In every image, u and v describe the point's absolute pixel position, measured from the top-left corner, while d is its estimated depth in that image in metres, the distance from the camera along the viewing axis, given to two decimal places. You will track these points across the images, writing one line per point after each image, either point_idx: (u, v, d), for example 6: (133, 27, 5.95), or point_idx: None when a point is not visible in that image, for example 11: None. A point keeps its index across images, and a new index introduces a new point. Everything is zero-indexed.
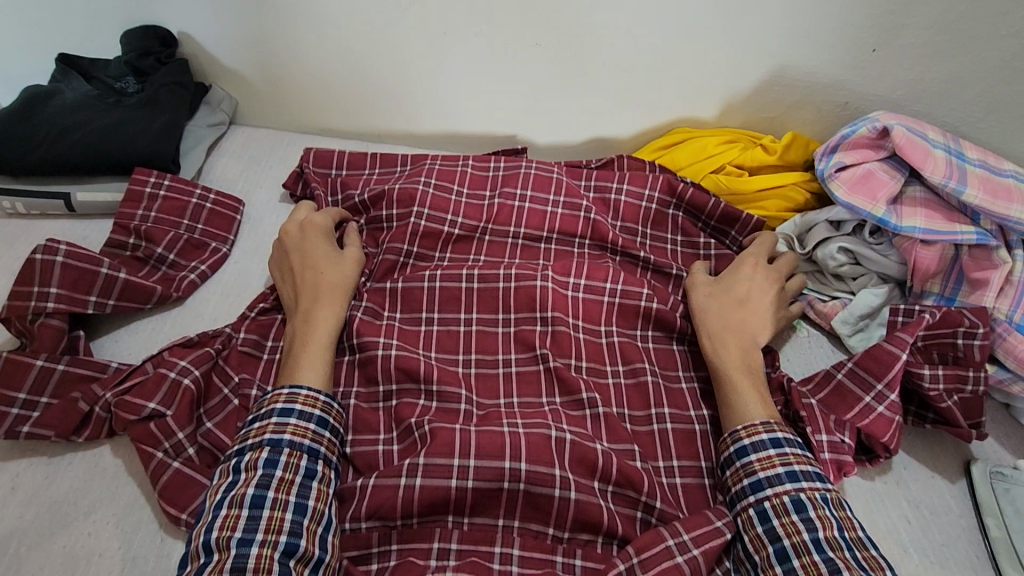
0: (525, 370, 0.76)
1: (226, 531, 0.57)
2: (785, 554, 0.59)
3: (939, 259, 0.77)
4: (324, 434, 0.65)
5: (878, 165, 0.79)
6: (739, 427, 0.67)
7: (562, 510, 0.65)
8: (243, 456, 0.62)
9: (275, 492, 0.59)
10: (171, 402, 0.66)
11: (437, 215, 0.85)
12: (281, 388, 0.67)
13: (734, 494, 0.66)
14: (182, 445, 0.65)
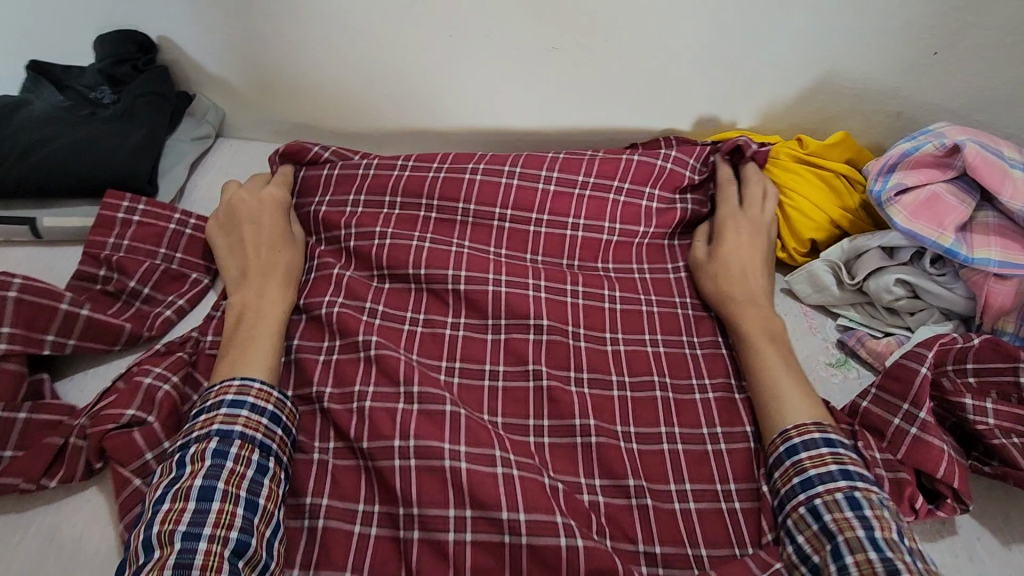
0: (511, 386, 0.70)
1: (169, 525, 0.52)
2: (838, 551, 0.53)
3: (1014, 295, 0.68)
4: (277, 430, 0.60)
5: (944, 187, 0.70)
6: (790, 426, 0.63)
7: (572, 556, 0.56)
8: (186, 450, 0.57)
9: (225, 485, 0.54)
10: (151, 409, 0.61)
11: (441, 240, 0.78)
12: (232, 378, 0.62)
13: (782, 495, 0.60)
14: (149, 467, 0.59)
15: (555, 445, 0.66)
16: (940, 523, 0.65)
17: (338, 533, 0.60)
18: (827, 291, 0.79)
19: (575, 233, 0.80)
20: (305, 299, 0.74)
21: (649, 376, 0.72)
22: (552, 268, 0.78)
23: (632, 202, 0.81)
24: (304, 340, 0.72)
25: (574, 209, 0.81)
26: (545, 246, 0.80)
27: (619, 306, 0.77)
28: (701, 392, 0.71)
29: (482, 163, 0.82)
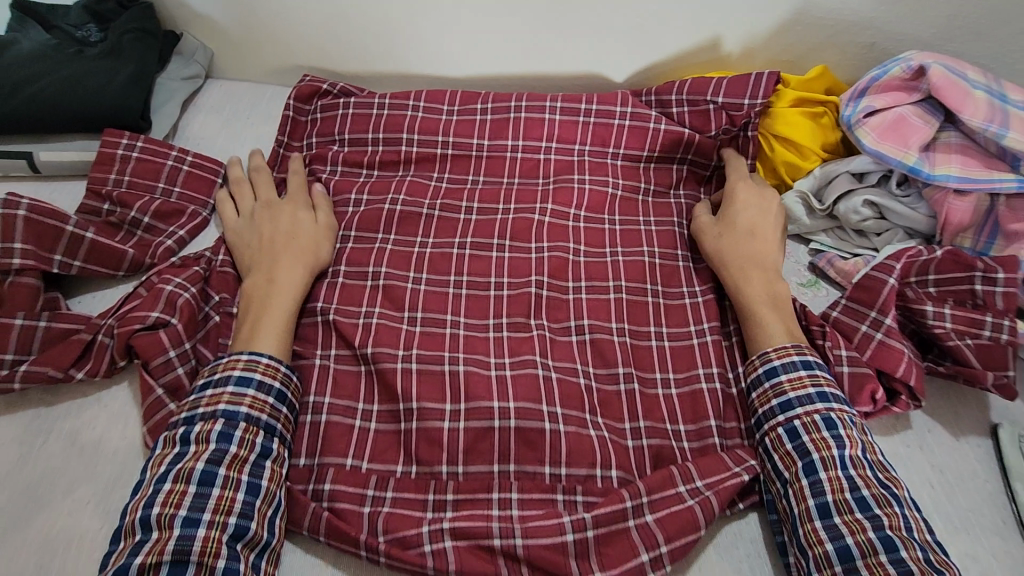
0: (517, 293, 0.75)
1: (169, 508, 0.53)
2: (813, 467, 0.59)
3: (972, 211, 0.71)
4: (281, 410, 0.61)
5: (911, 109, 0.73)
6: (769, 349, 0.66)
7: (553, 439, 0.63)
8: (192, 427, 0.57)
9: (225, 470, 0.55)
10: (173, 313, 0.64)
11: (458, 179, 0.87)
12: (238, 354, 0.62)
13: (760, 415, 0.65)
14: (171, 363, 0.63)
15: (555, 337, 0.72)
16: (896, 418, 0.71)
17: (338, 427, 0.64)
18: (798, 220, 0.83)
19: (581, 152, 0.88)
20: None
21: (642, 284, 0.78)
22: (562, 188, 0.85)
23: (629, 165, 0.88)
24: None
25: (580, 135, 0.88)
26: (556, 169, 0.88)
27: (620, 227, 0.83)
28: (692, 296, 0.77)
29: (489, 102, 0.89)
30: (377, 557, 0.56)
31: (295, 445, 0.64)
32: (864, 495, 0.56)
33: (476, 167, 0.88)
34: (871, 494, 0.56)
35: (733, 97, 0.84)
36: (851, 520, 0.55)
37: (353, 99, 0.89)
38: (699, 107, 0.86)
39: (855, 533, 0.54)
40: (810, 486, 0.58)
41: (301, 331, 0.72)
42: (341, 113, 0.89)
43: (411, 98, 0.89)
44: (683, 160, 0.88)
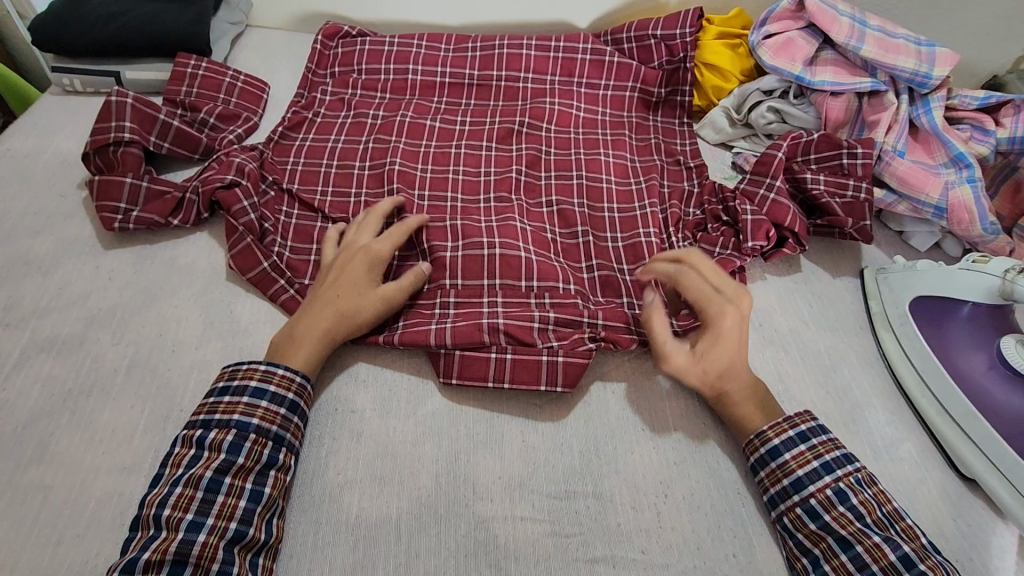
0: (501, 176, 0.97)
1: (178, 511, 0.57)
2: (847, 542, 0.60)
3: (844, 110, 0.95)
4: (293, 418, 0.66)
5: (797, 33, 0.96)
6: (764, 427, 0.68)
7: (527, 264, 0.84)
8: (208, 431, 0.62)
9: (232, 479, 0.60)
10: (243, 176, 0.85)
11: (454, 101, 1.09)
12: (258, 363, 0.68)
13: (774, 495, 0.65)
14: (245, 210, 0.83)
15: (531, 208, 0.94)
16: (789, 263, 0.92)
17: None
18: (723, 131, 1.05)
19: (553, 82, 1.11)
20: (345, 138, 1.01)
21: (599, 175, 0.99)
22: (537, 107, 1.07)
23: (592, 91, 1.10)
24: (341, 160, 0.97)
25: (551, 68, 1.11)
26: (532, 94, 1.10)
27: (582, 135, 1.05)
28: (637, 183, 0.99)
29: (479, 42, 1.12)
30: (392, 341, 0.75)
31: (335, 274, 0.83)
32: (906, 553, 0.58)
33: (468, 92, 1.10)
34: (913, 549, 0.58)
35: (668, 30, 1.07)
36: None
37: (369, 39, 1.11)
38: (644, 41, 1.09)
39: None
40: (850, 562, 0.59)
41: (334, 203, 0.91)
42: (359, 48, 1.11)
43: (416, 38, 1.12)
44: (635, 87, 1.10)
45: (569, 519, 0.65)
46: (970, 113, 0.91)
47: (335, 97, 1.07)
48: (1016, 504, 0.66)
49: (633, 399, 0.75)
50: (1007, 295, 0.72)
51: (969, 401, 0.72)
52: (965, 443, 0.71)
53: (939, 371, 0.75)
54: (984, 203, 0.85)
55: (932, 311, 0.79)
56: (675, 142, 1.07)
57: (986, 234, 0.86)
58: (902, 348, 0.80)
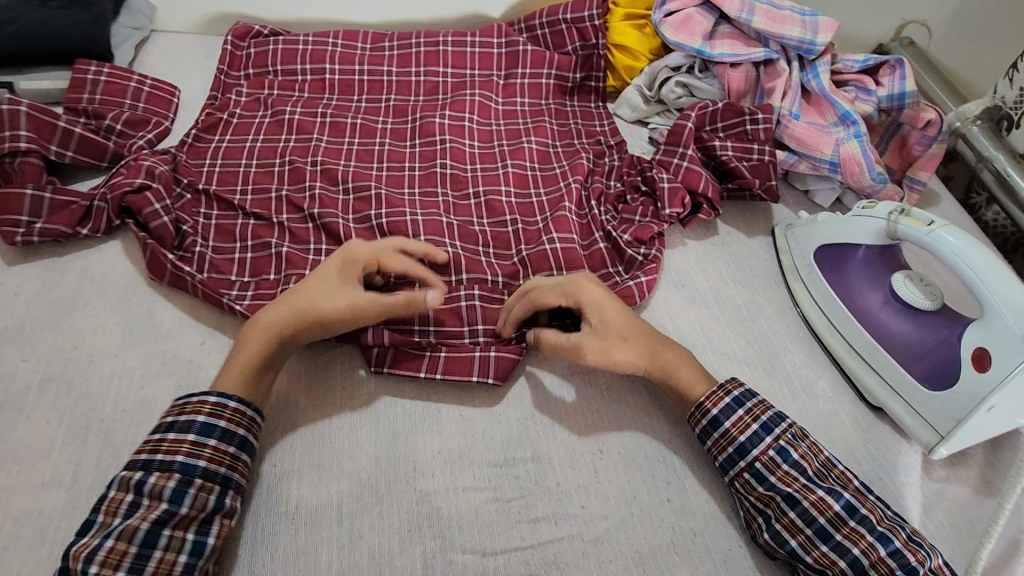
0: (426, 171, 0.99)
1: (107, 569, 0.52)
2: (794, 498, 0.63)
3: (745, 79, 1.01)
4: (243, 456, 0.62)
5: (694, 11, 1.02)
6: (702, 399, 0.69)
7: (455, 258, 0.87)
8: (148, 475, 0.57)
9: (172, 530, 0.56)
10: (155, 180, 0.83)
11: (374, 97, 1.09)
12: (206, 394, 0.63)
13: (723, 463, 0.67)
14: (159, 213, 0.80)
15: (457, 202, 0.96)
16: (706, 228, 0.96)
17: (297, 256, 0.83)
18: (638, 108, 1.10)
19: (472, 75, 1.13)
20: (264, 137, 1.00)
21: (523, 162, 1.02)
22: (458, 99, 1.08)
23: (511, 82, 1.13)
24: (261, 160, 0.96)
25: (469, 62, 1.13)
26: (452, 87, 1.11)
27: (504, 126, 1.08)
28: (561, 166, 1.02)
29: (395, 40, 1.12)
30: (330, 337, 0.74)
31: (263, 270, 0.82)
32: (847, 500, 0.62)
33: (388, 88, 1.10)
34: (852, 496, 0.62)
35: (577, 13, 1.11)
36: (848, 530, 0.61)
37: (282, 38, 1.10)
38: (556, 26, 1.12)
39: (857, 543, 0.60)
40: (799, 518, 0.62)
41: (256, 201, 0.89)
42: (272, 48, 1.09)
43: (330, 36, 1.11)
44: (551, 73, 1.13)
45: (509, 484, 0.66)
46: (854, 75, 0.99)
47: (251, 98, 1.05)
48: (915, 424, 0.72)
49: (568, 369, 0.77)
50: (892, 235, 0.77)
51: (870, 335, 0.78)
52: (870, 375, 0.77)
53: (843, 311, 0.81)
54: (870, 155, 0.93)
55: (833, 257, 0.85)
56: (594, 124, 1.11)
57: (876, 184, 0.94)
58: (811, 295, 0.86)
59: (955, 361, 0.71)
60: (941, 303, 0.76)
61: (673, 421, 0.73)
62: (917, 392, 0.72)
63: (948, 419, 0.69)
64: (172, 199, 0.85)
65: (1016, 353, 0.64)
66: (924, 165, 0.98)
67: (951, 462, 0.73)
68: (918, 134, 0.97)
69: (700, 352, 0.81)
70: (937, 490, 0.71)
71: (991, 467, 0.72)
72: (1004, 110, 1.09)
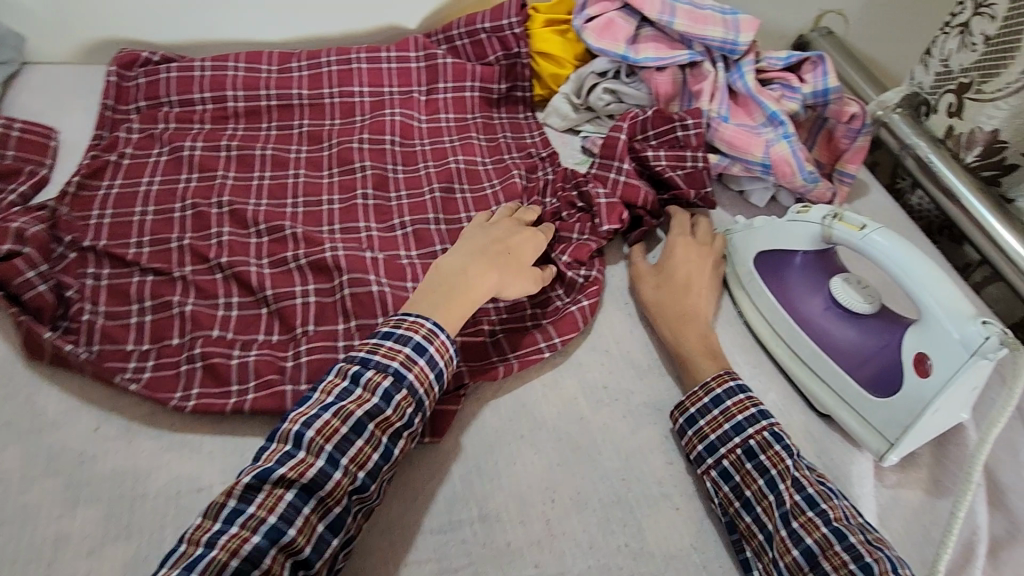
0: (346, 204, 0.92)
1: (323, 438, 0.59)
2: (774, 482, 0.65)
3: (672, 83, 0.98)
4: (436, 388, 0.66)
5: (615, 14, 0.98)
6: (710, 379, 0.73)
7: (381, 297, 0.79)
8: (366, 372, 0.63)
9: (374, 427, 0.61)
10: (28, 243, 0.74)
11: (285, 124, 1.01)
12: (425, 319, 0.67)
13: (715, 439, 0.69)
14: (33, 282, 0.72)
15: (382, 236, 0.90)
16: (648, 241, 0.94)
17: (205, 313, 0.75)
18: (568, 117, 1.06)
19: (391, 94, 1.05)
20: (161, 178, 0.90)
21: (451, 186, 0.97)
22: (377, 122, 1.02)
23: (432, 98, 1.07)
24: (158, 205, 0.86)
25: (387, 79, 1.05)
26: (370, 108, 1.04)
27: (429, 146, 1.02)
28: (491, 186, 0.97)
29: (303, 60, 1.03)
30: (244, 408, 0.68)
31: (166, 333, 0.74)
32: (809, 493, 0.63)
33: (299, 113, 1.02)
34: (816, 491, 0.63)
35: (495, 21, 1.05)
36: (804, 519, 0.62)
37: (174, 65, 0.99)
38: (476, 37, 1.07)
39: (812, 533, 0.60)
40: (776, 501, 0.64)
41: (154, 253, 0.80)
42: (164, 77, 0.98)
43: (230, 60, 1.01)
44: (474, 86, 1.07)
45: (455, 550, 0.62)
46: (778, 73, 0.98)
47: (143, 135, 0.95)
48: (865, 432, 0.71)
49: (512, 412, 0.73)
50: (828, 239, 0.76)
51: (814, 343, 0.77)
52: (818, 384, 0.76)
53: (785, 320, 0.80)
54: (800, 155, 0.92)
55: (771, 264, 0.83)
56: (524, 136, 1.06)
57: (807, 184, 0.93)
58: (753, 304, 0.84)
59: (897, 366, 0.70)
60: (879, 304, 0.75)
61: (622, 457, 0.71)
62: (864, 399, 0.71)
63: (895, 426, 0.68)
64: (51, 262, 0.76)
65: (956, 357, 0.64)
66: (852, 157, 0.98)
67: (901, 465, 0.73)
68: (844, 128, 0.97)
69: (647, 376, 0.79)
70: (890, 497, 0.70)
71: (940, 467, 0.72)
72: (921, 97, 1.12)
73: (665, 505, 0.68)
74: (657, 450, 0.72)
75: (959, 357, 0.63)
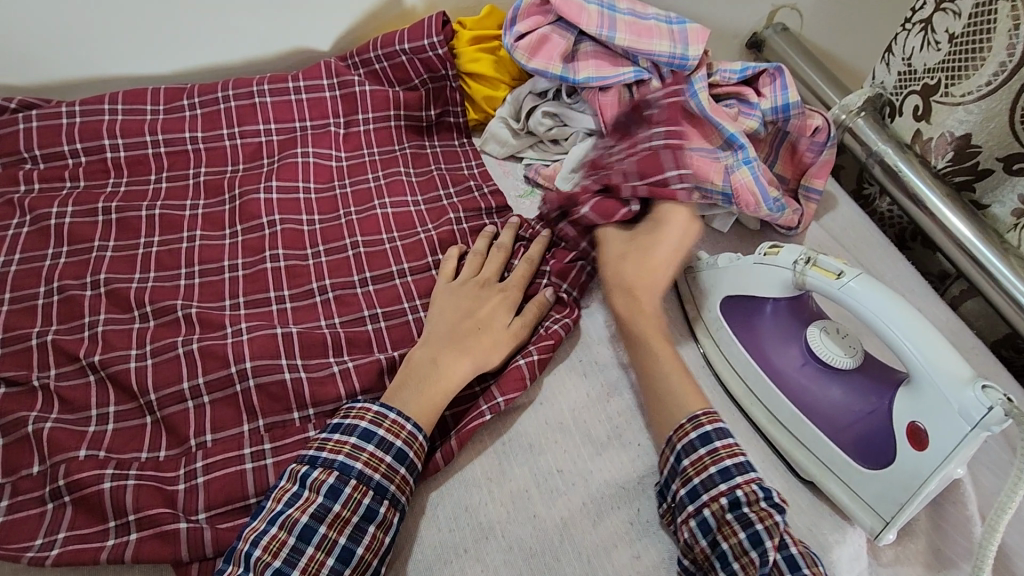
0: (252, 270, 0.78)
1: (269, 553, 0.53)
2: (757, 538, 0.56)
3: (618, 103, 0.87)
4: (400, 469, 0.59)
5: (549, 29, 0.87)
6: (700, 413, 0.64)
7: (296, 387, 0.66)
8: (312, 470, 0.58)
9: (327, 529, 0.55)
10: None
11: (179, 174, 0.87)
12: (371, 402, 0.62)
13: (699, 482, 0.60)
14: None
15: (297, 304, 0.76)
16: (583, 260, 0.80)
17: (66, 431, 0.61)
18: (507, 143, 0.94)
19: (303, 129, 0.92)
20: (22, 255, 0.75)
21: (377, 237, 0.84)
22: (287, 165, 0.88)
23: (352, 131, 0.93)
24: (17, 290, 0.72)
25: (297, 113, 0.92)
26: (279, 148, 0.90)
27: (350, 188, 0.89)
28: (425, 231, 0.84)
29: (196, 96, 0.89)
30: (124, 556, 0.54)
31: (21, 461, 0.59)
32: (792, 554, 0.55)
33: (195, 161, 0.88)
34: (800, 553, 0.55)
35: (415, 42, 0.92)
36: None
37: (36, 112, 0.84)
38: (395, 59, 0.94)
39: None
40: (758, 559, 0.55)
41: (9, 356, 0.67)
42: (23, 128, 0.83)
43: (105, 103, 0.86)
44: (399, 114, 0.95)
45: None
46: (732, 87, 0.90)
47: (1, 201, 0.80)
48: (855, 506, 0.63)
49: (455, 517, 0.62)
50: (801, 287, 0.67)
51: (792, 404, 0.68)
52: (801, 449, 0.67)
53: (760, 376, 0.70)
54: (763, 182, 0.83)
55: (740, 309, 0.74)
56: (460, 167, 0.93)
57: (773, 213, 0.84)
58: (722, 354, 0.75)
59: (888, 432, 0.62)
60: (861, 356, 0.67)
61: (585, 559, 0.61)
62: (853, 469, 0.63)
63: (890, 502, 0.60)
64: None
65: (955, 427, 0.56)
66: (818, 172, 0.89)
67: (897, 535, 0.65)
68: (808, 142, 0.88)
69: (611, 453, 0.68)
70: None
71: (939, 532, 0.65)
72: (885, 97, 1.04)
73: None
74: (623, 543, 0.62)
75: (959, 427, 0.56)
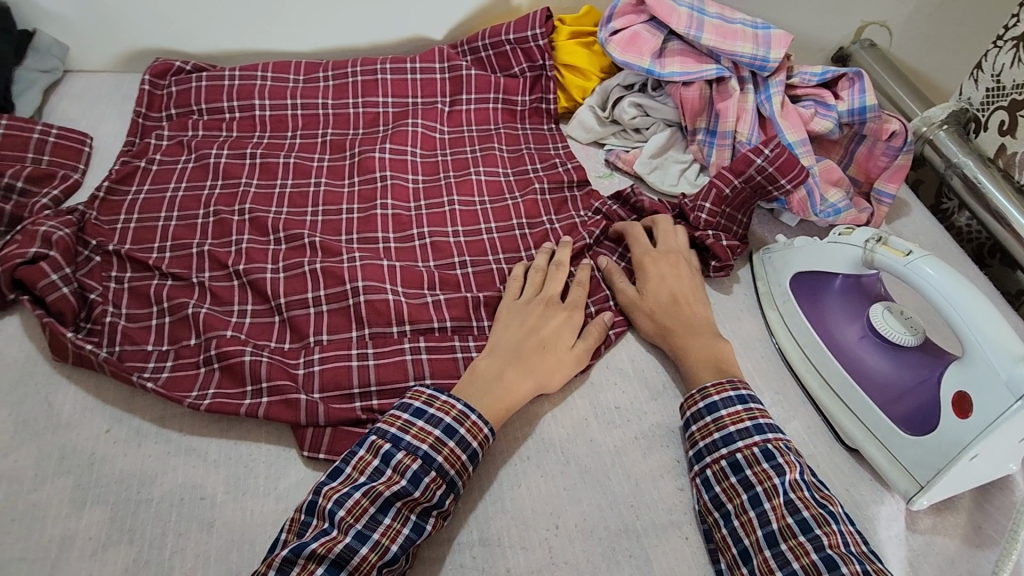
0: (364, 214, 0.91)
1: (350, 517, 0.58)
2: (757, 499, 0.61)
3: (699, 98, 0.95)
4: (470, 468, 0.64)
5: (642, 28, 0.97)
6: (708, 384, 0.69)
7: (397, 306, 0.77)
8: (395, 451, 0.62)
9: (401, 505, 0.60)
10: (52, 246, 0.77)
11: (310, 133, 1.02)
12: (455, 399, 0.66)
13: (704, 447, 0.66)
14: (57, 284, 0.75)
15: (399, 245, 0.88)
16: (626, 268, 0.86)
17: (215, 318, 0.75)
18: (592, 129, 1.03)
19: (414, 103, 1.05)
20: (186, 185, 0.92)
21: (471, 198, 0.95)
22: (399, 132, 1.01)
23: (456, 108, 1.06)
24: (182, 211, 0.88)
25: (411, 90, 1.05)
26: (393, 118, 1.04)
27: (450, 156, 1.01)
28: (513, 198, 0.95)
29: (330, 70, 1.04)
30: (257, 413, 0.67)
31: (182, 334, 0.74)
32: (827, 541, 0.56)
33: (324, 122, 1.03)
34: (812, 516, 0.58)
35: (519, 33, 1.04)
36: (807, 562, 0.55)
37: (205, 74, 1.02)
38: (500, 48, 1.06)
39: None
40: (756, 518, 0.60)
41: (175, 259, 0.82)
42: (195, 86, 1.01)
43: (259, 69, 1.03)
44: (498, 98, 1.06)
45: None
46: (811, 89, 0.95)
47: (173, 142, 0.98)
48: (893, 471, 0.67)
49: (523, 433, 0.71)
50: (870, 264, 0.71)
51: (844, 370, 0.72)
52: (848, 415, 0.71)
53: (819, 345, 0.75)
54: (815, 189, 0.88)
55: (809, 286, 0.79)
56: (548, 147, 1.03)
57: (822, 215, 0.90)
58: (785, 324, 0.80)
59: (935, 404, 0.65)
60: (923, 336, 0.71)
61: (634, 482, 0.68)
62: (895, 435, 0.67)
63: (927, 467, 0.64)
64: (77, 266, 0.79)
65: (1001, 399, 0.59)
66: (891, 177, 0.93)
67: (938, 507, 0.67)
68: (883, 146, 0.92)
69: (665, 400, 0.75)
70: (924, 543, 0.65)
71: (981, 511, 0.67)
72: (970, 113, 1.06)
73: (674, 535, 0.65)
74: (669, 475, 0.69)
75: (1004, 401, 0.59)
